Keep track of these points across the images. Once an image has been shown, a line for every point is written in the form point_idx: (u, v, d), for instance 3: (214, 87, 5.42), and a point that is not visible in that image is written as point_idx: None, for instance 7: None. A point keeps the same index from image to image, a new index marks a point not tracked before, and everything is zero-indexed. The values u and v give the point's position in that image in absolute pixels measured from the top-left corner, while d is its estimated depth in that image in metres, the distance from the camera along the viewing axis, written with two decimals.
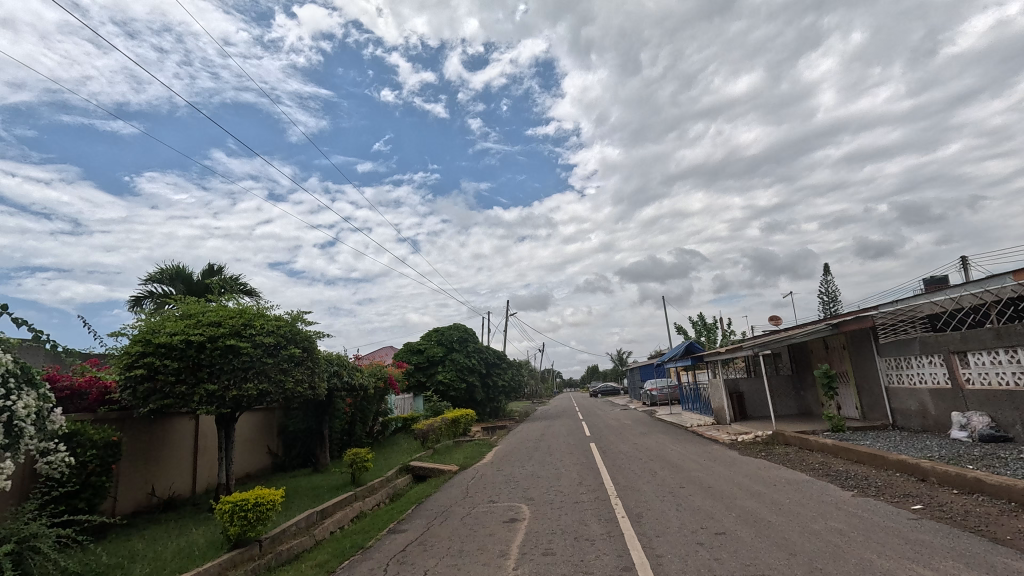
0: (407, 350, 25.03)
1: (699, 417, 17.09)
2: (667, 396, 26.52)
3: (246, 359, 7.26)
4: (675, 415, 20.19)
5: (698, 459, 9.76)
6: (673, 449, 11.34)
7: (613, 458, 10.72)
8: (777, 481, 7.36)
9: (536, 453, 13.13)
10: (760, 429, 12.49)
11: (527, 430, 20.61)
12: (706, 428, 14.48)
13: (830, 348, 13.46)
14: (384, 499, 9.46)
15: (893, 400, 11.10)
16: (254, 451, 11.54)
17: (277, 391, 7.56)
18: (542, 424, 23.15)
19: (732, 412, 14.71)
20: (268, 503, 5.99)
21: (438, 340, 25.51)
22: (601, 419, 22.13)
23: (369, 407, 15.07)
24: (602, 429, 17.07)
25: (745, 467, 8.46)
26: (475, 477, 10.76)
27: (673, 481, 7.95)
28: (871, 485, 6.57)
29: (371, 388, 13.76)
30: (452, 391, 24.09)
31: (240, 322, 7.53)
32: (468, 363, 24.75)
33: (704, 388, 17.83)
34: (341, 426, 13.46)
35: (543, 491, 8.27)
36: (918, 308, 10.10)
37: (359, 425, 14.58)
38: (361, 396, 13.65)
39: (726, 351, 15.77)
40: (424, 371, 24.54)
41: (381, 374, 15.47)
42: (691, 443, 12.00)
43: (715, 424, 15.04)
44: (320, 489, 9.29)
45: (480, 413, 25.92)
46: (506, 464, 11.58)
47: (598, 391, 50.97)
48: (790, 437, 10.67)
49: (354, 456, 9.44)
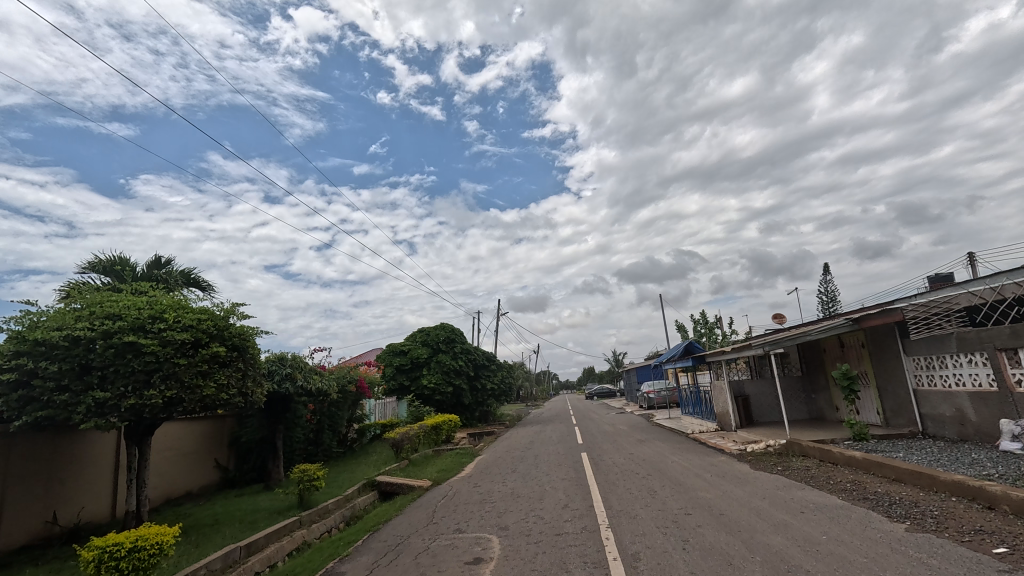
0: (390, 352, 23.66)
1: (700, 422, 15.77)
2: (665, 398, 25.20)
3: (150, 360, 5.90)
4: (673, 420, 18.87)
5: (702, 474, 8.43)
6: (674, 461, 9.99)
7: (606, 473, 9.36)
8: (803, 507, 6.00)
9: (521, 465, 11.73)
10: (771, 438, 11.14)
11: (516, 437, 19.26)
12: (710, 436, 13.14)
13: (846, 347, 12.17)
14: (338, 523, 8.07)
15: (923, 405, 9.80)
16: (199, 466, 10.14)
17: (191, 399, 6.19)
18: (533, 430, 21.80)
19: (737, 418, 13.39)
20: (150, 548, 4.59)
21: (423, 341, 24.14)
22: (595, 424, 20.78)
23: (340, 413, 13.70)
24: (596, 436, 15.74)
25: (760, 487, 7.12)
26: (449, 494, 9.39)
27: (676, 506, 6.59)
28: (927, 515, 5.22)
29: (337, 393, 12.39)
30: (438, 395, 22.72)
31: (146, 315, 6.18)
32: (455, 365, 23.39)
33: (705, 391, 16.51)
34: (304, 436, 12.10)
35: (521, 517, 6.90)
36: (954, 300, 8.80)
37: (326, 433, 13.20)
38: (326, 402, 12.27)
39: (730, 350, 14.47)
40: (408, 374, 23.14)
41: (353, 376, 14.08)
42: (694, 454, 10.65)
43: (718, 430, 13.72)
44: (261, 513, 7.89)
45: (468, 418, 24.58)
46: (484, 479, 10.18)
47: (594, 394, 49.62)
48: (808, 448, 9.34)
49: (301, 473, 8.03)
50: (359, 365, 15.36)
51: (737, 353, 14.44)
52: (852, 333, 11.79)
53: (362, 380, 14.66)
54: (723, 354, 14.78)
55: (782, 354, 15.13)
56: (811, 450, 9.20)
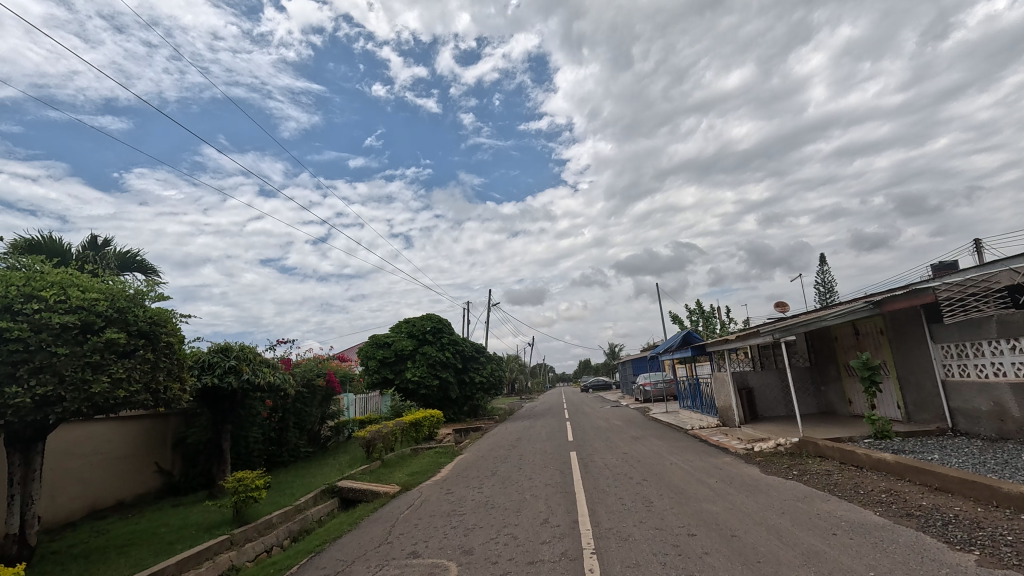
0: (373, 343, 22.46)
1: (700, 417, 14.66)
2: (662, 391, 24.17)
3: (15, 348, 4.68)
4: (671, 415, 17.78)
5: (705, 480, 7.28)
6: (673, 463, 8.84)
7: (596, 478, 8.19)
8: (835, 529, 4.83)
9: (502, 466, 10.59)
10: (780, 435, 10.03)
11: (504, 432, 18.16)
12: (711, 432, 12.03)
13: (862, 336, 11.05)
14: (281, 540, 6.90)
15: (953, 398, 8.69)
16: (135, 470, 8.90)
17: (75, 398, 4.97)
18: (523, 424, 20.73)
19: (740, 412, 12.28)
20: None
21: (408, 332, 22.92)
22: (588, 418, 19.70)
23: (307, 410, 12.50)
24: (588, 433, 14.62)
25: (777, 499, 5.96)
26: (418, 501, 8.25)
27: (677, 523, 5.43)
28: (999, 542, 4.07)
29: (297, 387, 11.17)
30: (423, 389, 21.62)
31: (20, 293, 4.95)
32: (441, 357, 22.21)
33: (705, 383, 15.40)
34: (263, 435, 10.90)
35: (490, 538, 5.73)
36: (996, 279, 7.65)
37: (290, 430, 12.02)
38: (287, 397, 11.06)
39: (734, 339, 13.33)
40: (391, 367, 21.95)
41: (322, 369, 12.88)
42: (695, 454, 9.51)
43: (720, 426, 12.61)
44: (188, 529, 6.68)
45: (456, 413, 23.47)
46: (458, 485, 9.01)
47: (591, 386, 48.50)
48: (825, 448, 8.20)
49: (237, 483, 6.82)
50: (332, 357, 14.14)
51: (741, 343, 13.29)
52: (869, 319, 10.66)
53: (334, 374, 13.42)
54: (725, 343, 13.62)
55: (788, 344, 14.03)
56: (828, 451, 8.07)
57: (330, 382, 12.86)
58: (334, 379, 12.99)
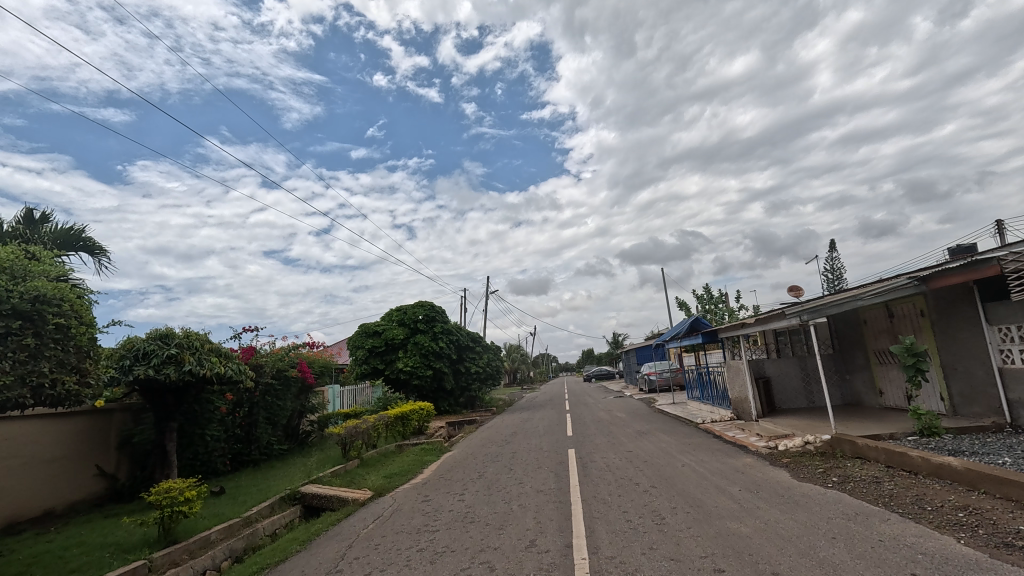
0: (362, 332, 21.31)
1: (710, 410, 13.48)
2: (667, 381, 23.00)
3: None
4: (678, 407, 16.62)
5: (726, 489, 6.06)
6: (684, 465, 7.65)
7: (595, 485, 6.98)
8: (914, 566, 3.61)
9: (491, 467, 9.43)
10: (806, 431, 8.83)
11: (500, 426, 17.07)
12: (725, 427, 10.84)
13: (897, 319, 9.81)
14: (218, 562, 5.75)
15: (1013, 388, 7.47)
16: (69, 474, 7.75)
17: None
18: (520, 417, 19.63)
19: (757, 404, 11.07)
20: None
21: (400, 321, 21.75)
22: (590, 410, 18.59)
23: (279, 403, 11.40)
24: (588, 427, 13.47)
25: (821, 518, 4.72)
26: (390, 511, 7.11)
27: (697, 552, 4.25)
28: None
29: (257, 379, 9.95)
30: (416, 379, 20.63)
31: None
32: (434, 347, 21.09)
33: (715, 373, 14.20)
34: (225, 433, 9.79)
35: (460, 569, 4.55)
36: None
37: (260, 426, 10.93)
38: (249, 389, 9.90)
39: (748, 324, 12.07)
40: (381, 357, 20.85)
41: (293, 359, 11.71)
42: (709, 454, 8.26)
43: (734, 419, 11.42)
44: (101, 551, 5.51)
45: (450, 404, 22.41)
46: (437, 491, 7.84)
47: (593, 375, 47.51)
48: (863, 449, 7.00)
49: (162, 495, 5.62)
50: (307, 346, 13.00)
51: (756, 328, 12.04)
52: (907, 300, 9.41)
53: (308, 364, 12.31)
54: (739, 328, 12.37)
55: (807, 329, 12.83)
56: (869, 451, 6.84)
57: (303, 373, 11.73)
58: (308, 369, 11.86)
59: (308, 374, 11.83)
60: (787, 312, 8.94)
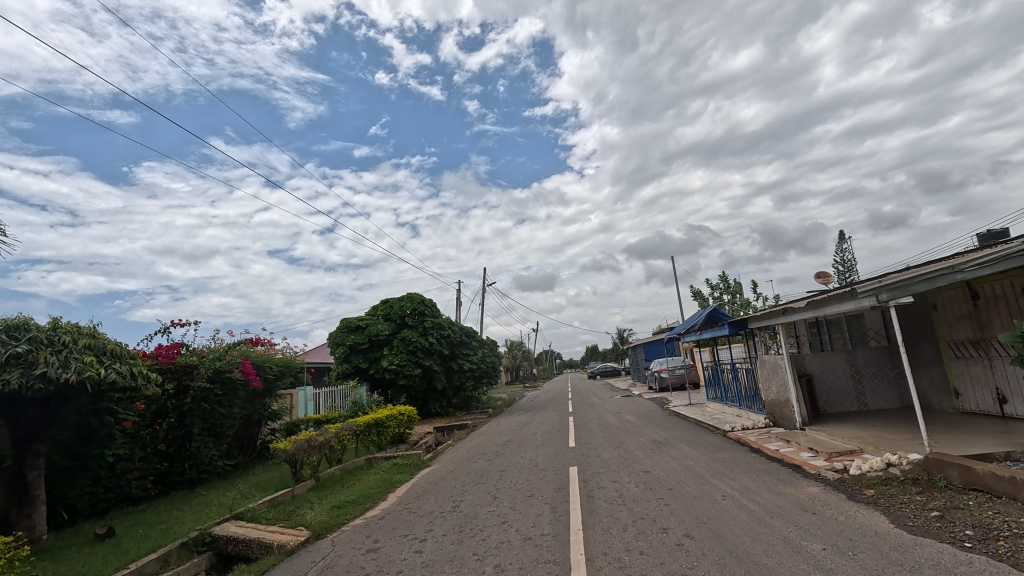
0: (343, 328, 19.35)
1: (737, 415, 11.49)
2: (681, 379, 21.01)
3: None
4: (695, 409, 14.65)
5: (803, 550, 4.02)
6: (723, 498, 5.63)
7: (605, 534, 4.95)
8: None
9: (470, 493, 7.44)
10: (876, 446, 6.79)
11: (494, 430, 15.17)
12: (762, 438, 8.82)
13: (983, 302, 7.74)
14: None
15: None
16: None
17: None
18: (518, 419, 17.73)
19: (801, 410, 9.01)
20: None
21: (385, 315, 19.77)
22: (595, 412, 16.65)
23: (220, 412, 9.47)
24: (593, 434, 11.49)
25: None
26: (321, 567, 5.11)
27: None
28: None
29: (160, 387, 7.80)
30: (403, 379, 18.75)
31: None
32: (423, 343, 19.14)
33: (740, 370, 12.16)
34: (140, 450, 7.89)
35: None
36: None
37: (195, 439, 9.04)
38: (152, 396, 7.86)
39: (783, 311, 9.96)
40: (365, 354, 18.95)
41: (235, 359, 9.69)
42: (756, 480, 6.22)
43: (772, 427, 9.38)
44: None
45: (442, 406, 20.51)
46: (391, 533, 5.84)
47: (597, 372, 45.52)
48: (979, 479, 4.94)
49: None
50: (254, 344, 10.97)
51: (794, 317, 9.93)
52: (1001, 276, 7.34)
53: (253, 365, 10.32)
54: (771, 317, 10.17)
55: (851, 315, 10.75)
56: (992, 484, 4.81)
57: (247, 376, 9.76)
58: (253, 371, 9.89)
59: (254, 377, 9.87)
60: (854, 290, 6.76)
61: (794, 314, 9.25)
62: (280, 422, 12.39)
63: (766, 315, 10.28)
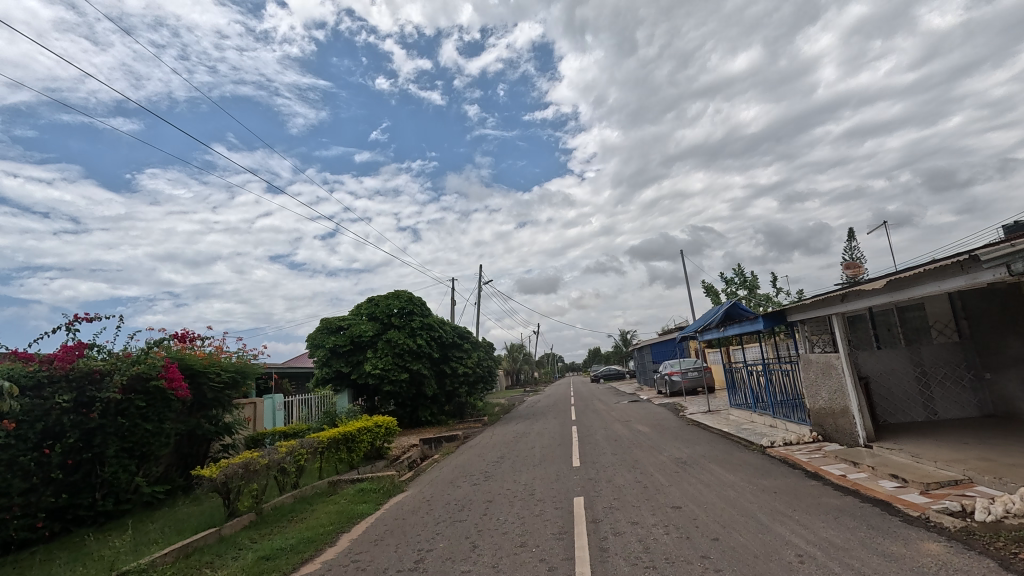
0: (324, 329, 17.58)
1: (772, 426, 9.66)
2: (694, 382, 19.18)
3: None
4: (716, 417, 12.85)
5: None
6: (802, 563, 3.80)
7: None
8: None
9: (442, 538, 5.62)
10: (993, 473, 4.95)
11: (487, 442, 13.38)
12: (815, 458, 6.99)
13: None
14: None
15: None
16: None
17: None
18: (515, 429, 15.89)
19: (863, 421, 7.17)
20: None
21: (369, 314, 18.02)
22: (600, 421, 14.82)
23: (145, 429, 7.73)
24: (602, 450, 9.66)
25: None
26: None
27: None
28: None
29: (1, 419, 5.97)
30: (388, 384, 16.98)
31: None
32: (411, 345, 17.35)
33: (772, 372, 10.33)
34: (18, 481, 6.11)
35: None
36: None
37: (108, 463, 7.31)
38: (16, 413, 6.09)
39: (824, 303, 8.10)
40: (346, 358, 17.17)
41: (160, 366, 7.87)
42: (835, 527, 4.42)
43: (824, 444, 7.56)
44: None
45: (434, 413, 18.73)
46: None
47: (601, 375, 43.73)
48: None
49: None
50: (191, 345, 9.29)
51: (835, 311, 8.07)
52: None
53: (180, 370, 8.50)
54: (821, 308, 8.23)
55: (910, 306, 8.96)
56: None
57: (168, 382, 7.75)
58: (181, 376, 7.90)
59: (179, 382, 7.83)
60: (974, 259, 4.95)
61: (857, 304, 7.30)
62: (235, 437, 10.73)
63: (816, 305, 8.31)
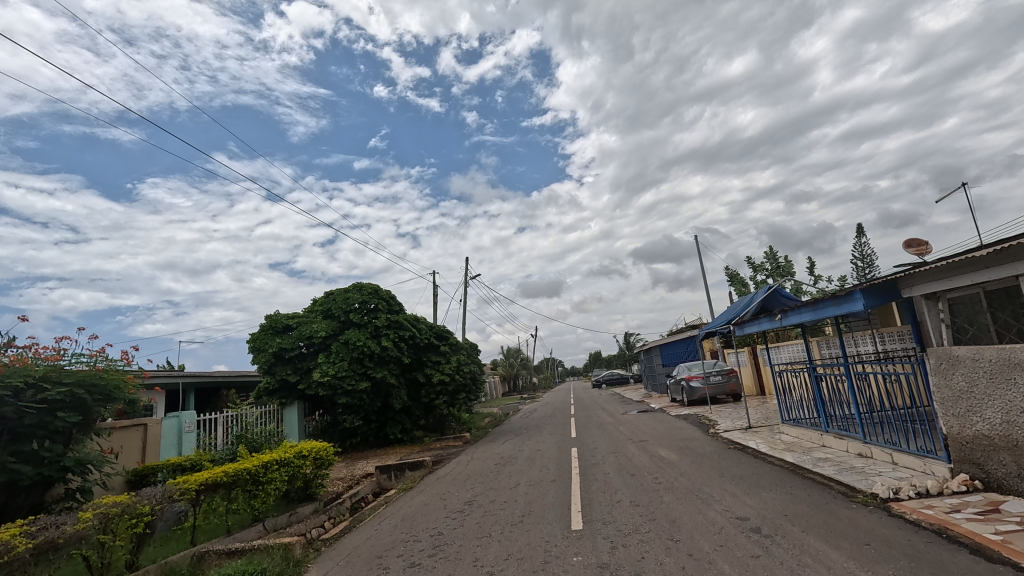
0: (267, 328, 14.43)
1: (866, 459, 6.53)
2: (716, 390, 15.80)
3: None
4: (761, 436, 9.73)
5: None
6: None
7: None
8: None
9: None
10: None
11: (462, 471, 10.26)
12: (1013, 533, 3.87)
13: None
14: None
15: None
16: None
17: None
18: (502, 450, 12.76)
19: None
20: None
21: (325, 311, 14.91)
22: (607, 440, 11.68)
23: None
24: (615, 495, 6.46)
25: None
26: None
27: None
28: None
29: None
30: (344, 396, 13.80)
31: None
32: (373, 348, 14.15)
33: (855, 378, 7.22)
34: None
35: None
36: None
37: None
38: None
39: (976, 266, 4.95)
40: (294, 363, 14.01)
41: None
42: None
43: (1003, 500, 4.43)
44: None
45: (405, 429, 15.60)
46: None
47: (603, 380, 40.67)
48: None
49: None
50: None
51: (991, 279, 4.92)
52: None
53: None
54: (991, 267, 4.84)
55: None
56: None
57: None
58: None
59: None
60: None
61: None
62: (105, 472, 7.73)
63: (985, 261, 4.83)
